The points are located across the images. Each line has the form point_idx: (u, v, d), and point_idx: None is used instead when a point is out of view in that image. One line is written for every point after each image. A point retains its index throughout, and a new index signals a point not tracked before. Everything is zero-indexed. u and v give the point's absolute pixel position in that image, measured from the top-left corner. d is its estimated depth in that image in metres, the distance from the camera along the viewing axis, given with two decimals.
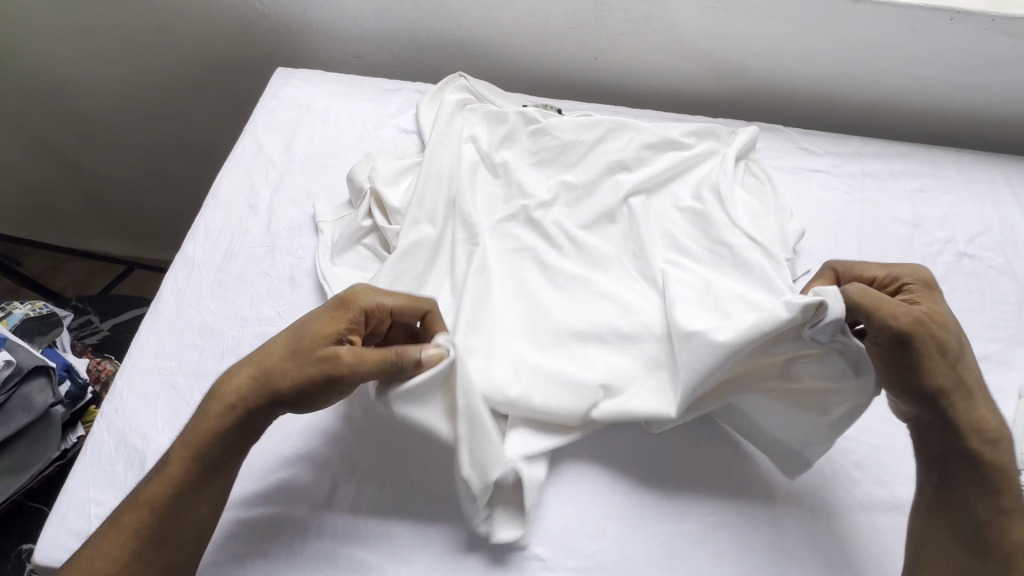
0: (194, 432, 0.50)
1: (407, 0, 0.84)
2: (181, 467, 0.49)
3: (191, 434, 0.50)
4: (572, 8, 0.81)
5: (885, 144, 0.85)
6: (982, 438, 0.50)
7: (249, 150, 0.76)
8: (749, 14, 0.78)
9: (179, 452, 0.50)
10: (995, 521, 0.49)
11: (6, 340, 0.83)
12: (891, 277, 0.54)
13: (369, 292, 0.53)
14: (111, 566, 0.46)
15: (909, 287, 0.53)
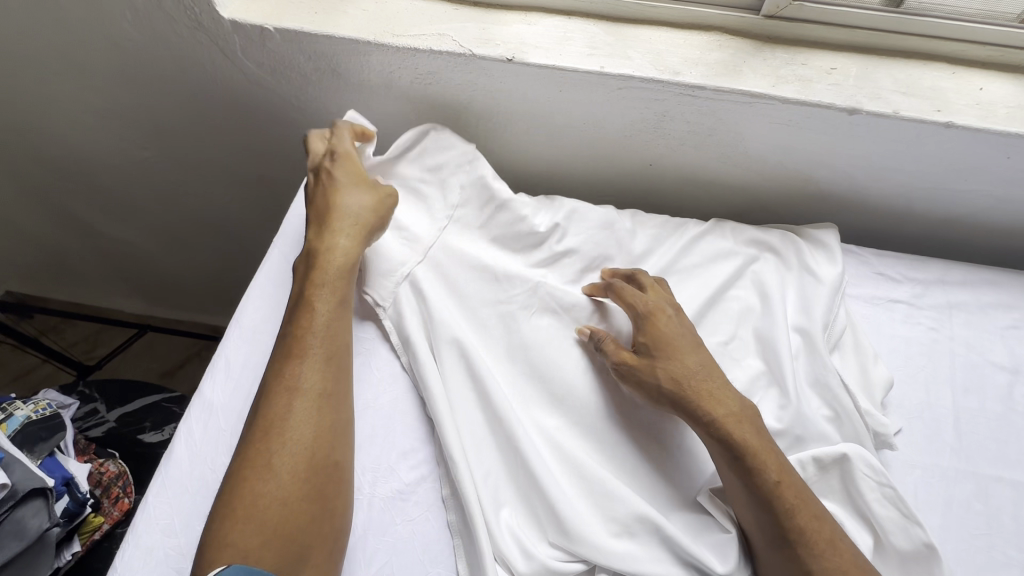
0: (297, 400, 0.53)
1: (451, 103, 0.79)
2: (301, 414, 0.52)
3: (287, 400, 0.53)
4: (630, 118, 0.75)
5: (971, 269, 0.77)
6: (806, 513, 0.50)
7: (278, 268, 0.70)
8: (826, 133, 0.71)
9: (293, 421, 0.52)
10: None
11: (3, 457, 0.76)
12: (626, 303, 0.63)
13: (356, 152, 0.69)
14: (255, 508, 0.48)
15: (640, 308, 0.62)
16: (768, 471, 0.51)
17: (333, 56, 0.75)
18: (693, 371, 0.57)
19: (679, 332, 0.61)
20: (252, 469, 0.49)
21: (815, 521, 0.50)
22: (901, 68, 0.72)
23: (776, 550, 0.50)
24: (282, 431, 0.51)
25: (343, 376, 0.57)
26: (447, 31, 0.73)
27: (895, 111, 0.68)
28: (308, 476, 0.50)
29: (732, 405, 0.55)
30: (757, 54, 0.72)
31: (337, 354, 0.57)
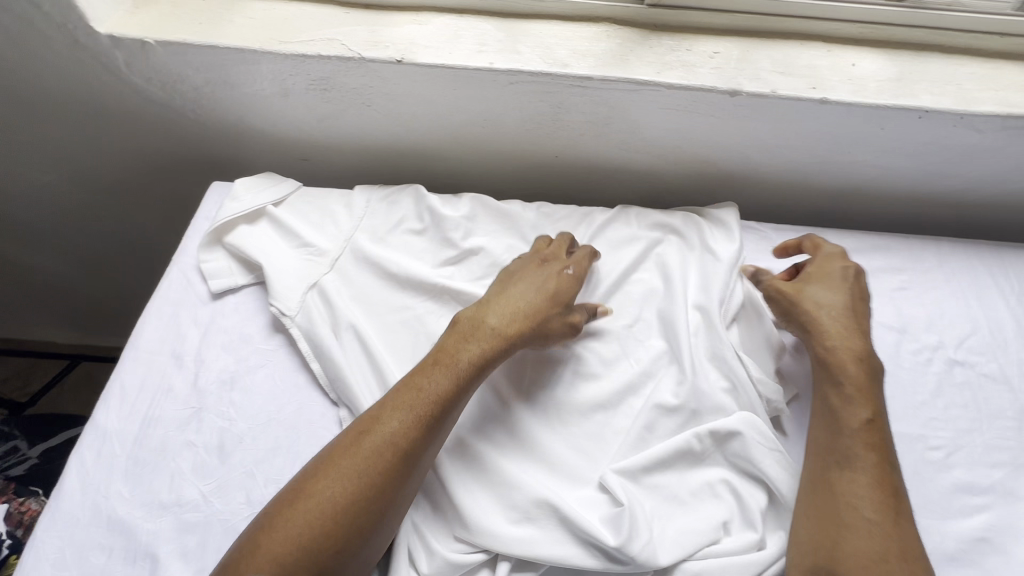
0: (367, 444, 0.52)
1: (351, 107, 0.78)
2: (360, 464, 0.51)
3: (353, 446, 0.52)
4: (528, 112, 0.76)
5: (862, 236, 0.81)
6: (880, 453, 0.56)
7: (177, 286, 0.69)
8: (714, 115, 0.74)
9: (346, 468, 0.51)
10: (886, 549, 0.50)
11: None
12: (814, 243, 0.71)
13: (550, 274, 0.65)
14: (297, 535, 0.48)
15: (822, 251, 0.70)
16: (863, 411, 0.58)
17: (221, 66, 0.73)
18: (818, 303, 0.64)
19: (851, 274, 0.67)
20: (289, 508, 0.49)
21: (876, 454, 0.56)
22: (779, 50, 0.75)
23: (819, 477, 0.56)
24: (333, 475, 0.50)
25: (436, 441, 0.54)
26: (336, 36, 0.73)
27: (773, 91, 0.70)
28: (352, 524, 0.49)
29: (857, 340, 0.62)
30: (643, 42, 0.74)
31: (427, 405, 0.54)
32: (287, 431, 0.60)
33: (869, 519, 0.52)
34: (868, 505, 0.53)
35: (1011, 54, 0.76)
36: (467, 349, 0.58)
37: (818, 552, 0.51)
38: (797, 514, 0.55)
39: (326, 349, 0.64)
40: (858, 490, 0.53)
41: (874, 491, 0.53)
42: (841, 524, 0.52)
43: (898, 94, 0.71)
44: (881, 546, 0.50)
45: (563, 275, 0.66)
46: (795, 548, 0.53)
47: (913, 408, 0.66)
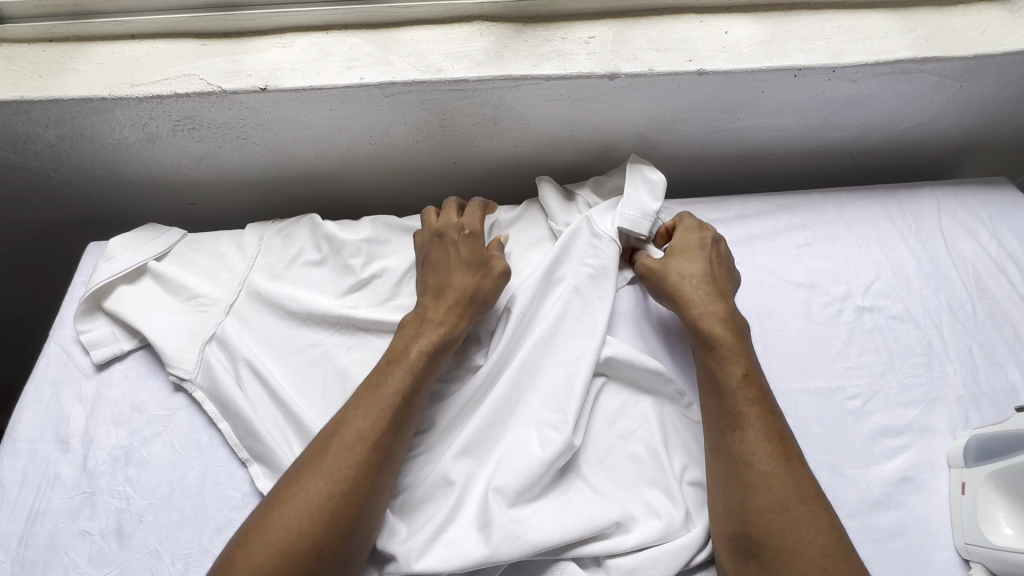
0: (335, 445, 0.50)
1: (226, 143, 0.74)
2: (332, 463, 0.49)
3: (323, 449, 0.50)
4: (414, 121, 0.74)
5: (765, 198, 0.82)
6: (755, 404, 0.55)
7: (55, 362, 0.63)
8: (599, 100, 0.73)
9: (323, 471, 0.49)
10: (783, 495, 0.50)
11: None
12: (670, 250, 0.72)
13: (456, 248, 0.65)
14: (272, 551, 0.45)
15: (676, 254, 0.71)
16: (739, 366, 0.57)
17: (71, 119, 0.68)
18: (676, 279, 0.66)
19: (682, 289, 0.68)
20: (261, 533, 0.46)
21: (752, 403, 0.55)
22: (653, 26, 0.74)
23: (715, 444, 0.55)
24: (310, 480, 0.49)
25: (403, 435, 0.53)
26: (193, 71, 0.68)
27: (650, 69, 0.70)
28: (326, 531, 0.47)
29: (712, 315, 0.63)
30: (517, 36, 0.73)
31: (390, 399, 0.53)
32: (191, 501, 0.56)
33: (762, 471, 0.51)
34: (763, 457, 0.52)
35: (874, 2, 0.78)
36: (420, 339, 0.58)
37: (734, 517, 0.51)
38: (711, 487, 0.54)
39: (224, 403, 0.60)
40: (751, 447, 0.52)
41: (760, 444, 0.52)
42: (743, 484, 0.51)
43: (771, 56, 0.72)
44: (782, 497, 0.50)
45: (462, 239, 0.65)
46: (716, 521, 0.52)
47: (828, 361, 0.67)
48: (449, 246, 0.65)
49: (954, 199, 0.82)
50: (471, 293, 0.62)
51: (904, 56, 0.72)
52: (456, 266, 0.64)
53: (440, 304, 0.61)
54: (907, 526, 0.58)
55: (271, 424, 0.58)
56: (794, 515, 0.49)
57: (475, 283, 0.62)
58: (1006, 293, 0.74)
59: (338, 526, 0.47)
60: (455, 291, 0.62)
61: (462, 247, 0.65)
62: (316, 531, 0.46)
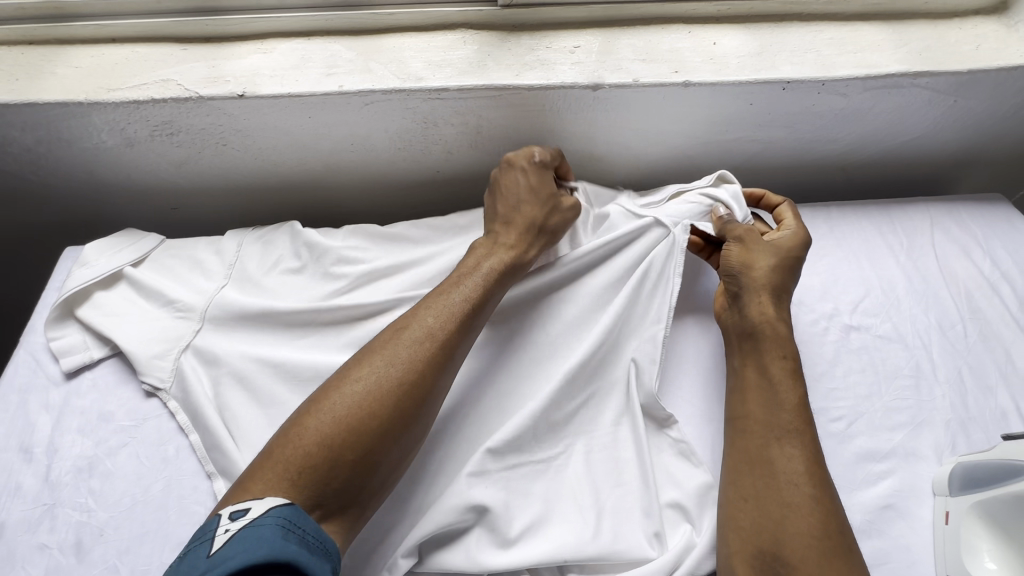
0: (406, 337, 0.53)
1: (206, 148, 0.73)
2: (403, 355, 0.51)
3: (393, 338, 0.53)
4: (395, 129, 0.73)
5: None
6: (804, 428, 0.53)
7: (24, 370, 0.63)
8: (583, 110, 0.72)
9: (392, 357, 0.51)
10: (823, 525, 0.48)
11: None
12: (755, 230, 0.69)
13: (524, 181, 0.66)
14: (336, 424, 0.47)
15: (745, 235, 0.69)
16: (795, 390, 0.55)
17: (49, 123, 0.67)
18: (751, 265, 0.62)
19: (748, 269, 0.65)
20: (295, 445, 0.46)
21: (806, 426, 0.53)
22: (640, 37, 0.73)
23: (759, 456, 0.52)
24: (381, 364, 0.51)
25: (445, 373, 0.52)
26: (171, 76, 0.68)
27: (635, 79, 0.69)
28: (387, 421, 0.48)
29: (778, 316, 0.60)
30: (501, 45, 0.72)
31: (461, 306, 0.55)
32: (152, 516, 0.55)
33: (807, 491, 0.50)
34: (804, 481, 0.50)
35: (866, 14, 0.76)
36: (489, 257, 0.60)
37: (761, 531, 0.49)
38: (732, 499, 0.52)
39: (194, 416, 0.59)
40: (795, 468, 0.51)
41: (804, 469, 0.51)
42: (783, 503, 0.49)
43: (759, 68, 0.71)
44: (823, 524, 0.48)
45: (530, 167, 0.67)
46: (734, 536, 0.50)
47: (812, 381, 0.66)
48: (516, 176, 0.66)
49: (948, 215, 0.80)
50: (539, 224, 0.64)
51: (895, 70, 0.71)
52: (524, 197, 0.65)
53: (508, 229, 0.63)
54: (888, 555, 0.56)
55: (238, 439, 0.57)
56: (834, 543, 0.47)
57: (542, 215, 0.64)
58: (998, 313, 0.72)
59: (399, 420, 0.49)
60: (520, 219, 0.63)
61: (528, 181, 0.66)
62: (382, 419, 0.48)
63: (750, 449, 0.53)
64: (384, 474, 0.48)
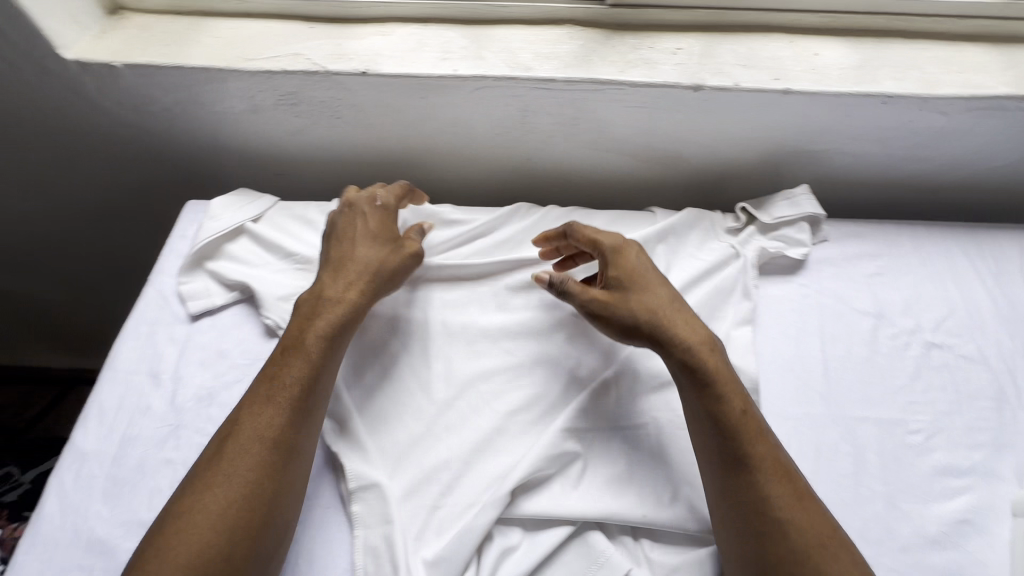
0: (294, 356, 0.58)
1: (321, 120, 0.79)
2: (291, 381, 0.56)
3: (281, 358, 0.58)
4: (497, 115, 0.76)
5: (837, 224, 0.81)
6: (773, 458, 0.53)
7: (153, 306, 0.69)
8: (680, 110, 0.74)
9: (275, 387, 0.55)
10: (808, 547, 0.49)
11: None
12: (593, 240, 0.67)
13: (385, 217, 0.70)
14: (247, 442, 0.52)
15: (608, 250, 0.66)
16: (739, 400, 0.56)
17: (189, 86, 0.74)
18: (663, 301, 0.62)
19: (643, 268, 0.65)
20: (211, 496, 0.49)
21: (763, 443, 0.54)
22: (742, 43, 0.75)
23: (728, 479, 0.53)
24: (250, 403, 0.55)
25: (309, 420, 0.55)
26: (301, 50, 0.73)
27: (736, 84, 0.71)
28: (271, 444, 0.52)
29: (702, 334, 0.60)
30: (605, 42, 0.75)
31: (292, 351, 0.59)
32: None
33: (777, 518, 0.50)
34: (780, 502, 0.51)
35: (973, 36, 0.76)
36: (342, 295, 0.62)
37: (750, 550, 0.50)
38: (722, 517, 0.53)
39: None
40: (773, 491, 0.51)
41: (783, 493, 0.51)
42: (764, 525, 0.50)
43: (861, 81, 0.71)
44: (801, 548, 0.49)
45: (372, 210, 0.70)
46: (730, 551, 0.52)
47: (892, 393, 0.66)
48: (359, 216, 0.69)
49: None
50: (387, 267, 0.65)
51: (1003, 92, 0.70)
52: (370, 245, 0.67)
53: (364, 274, 0.64)
54: (963, 568, 0.56)
55: (349, 385, 0.64)
56: (816, 563, 0.48)
57: (386, 259, 0.66)
58: None
59: (275, 446, 0.52)
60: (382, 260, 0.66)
61: (381, 223, 0.69)
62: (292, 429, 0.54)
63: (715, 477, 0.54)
64: (282, 487, 0.52)
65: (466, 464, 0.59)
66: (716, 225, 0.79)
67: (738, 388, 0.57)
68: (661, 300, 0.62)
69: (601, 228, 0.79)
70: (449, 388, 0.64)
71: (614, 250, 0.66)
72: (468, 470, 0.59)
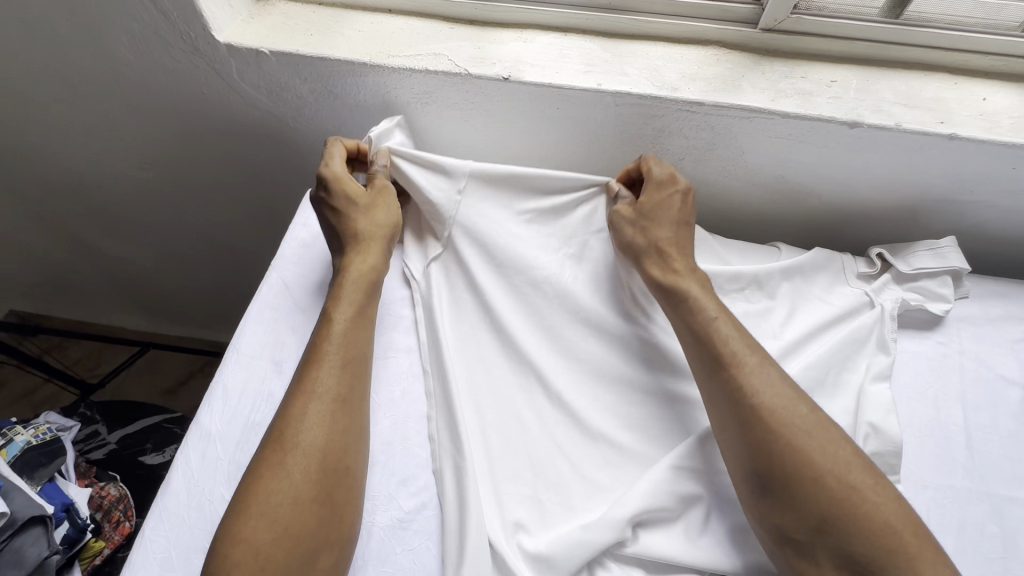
0: (331, 321, 0.59)
1: (448, 121, 0.78)
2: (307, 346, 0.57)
3: (325, 313, 0.60)
4: (630, 133, 0.74)
5: (978, 281, 0.76)
6: (788, 419, 0.51)
7: (276, 292, 0.70)
8: (827, 146, 0.70)
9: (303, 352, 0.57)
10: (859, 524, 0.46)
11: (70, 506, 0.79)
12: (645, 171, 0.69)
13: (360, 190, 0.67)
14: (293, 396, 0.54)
15: (653, 180, 0.68)
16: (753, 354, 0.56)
17: (328, 76, 0.74)
18: (665, 238, 0.65)
19: (674, 206, 0.67)
20: (280, 443, 0.51)
21: (784, 406, 0.52)
22: (902, 80, 0.71)
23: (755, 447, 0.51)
24: (305, 363, 0.56)
25: (325, 371, 0.55)
26: (442, 51, 0.72)
27: (897, 124, 0.66)
28: (320, 400, 0.53)
29: (698, 279, 0.63)
30: (755, 67, 0.72)
31: (328, 306, 0.60)
32: (382, 446, 0.60)
33: (822, 492, 0.48)
34: (816, 470, 0.49)
35: None
36: (365, 258, 0.64)
37: (803, 531, 0.48)
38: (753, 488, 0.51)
39: (430, 364, 0.64)
40: (795, 457, 0.49)
41: (806, 458, 0.49)
42: (801, 495, 0.48)
43: None
44: (852, 521, 0.47)
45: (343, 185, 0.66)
46: (771, 522, 0.50)
47: None
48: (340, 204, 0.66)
49: None
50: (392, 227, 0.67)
51: None
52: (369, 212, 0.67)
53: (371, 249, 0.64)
54: None
55: (461, 391, 0.62)
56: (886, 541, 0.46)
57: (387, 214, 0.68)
58: None
59: (315, 395, 0.53)
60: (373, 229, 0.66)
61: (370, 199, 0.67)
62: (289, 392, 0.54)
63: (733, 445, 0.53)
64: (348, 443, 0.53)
65: (569, 490, 0.58)
66: (847, 269, 0.75)
67: (756, 350, 0.57)
68: (682, 260, 0.64)
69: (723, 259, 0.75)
70: (557, 407, 0.63)
71: (658, 181, 0.68)
72: (569, 497, 0.57)
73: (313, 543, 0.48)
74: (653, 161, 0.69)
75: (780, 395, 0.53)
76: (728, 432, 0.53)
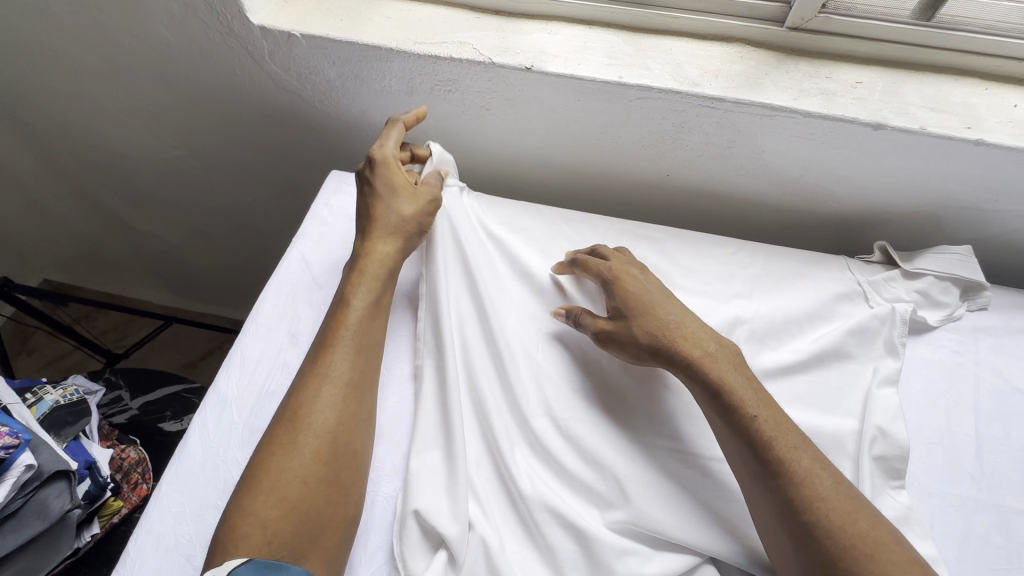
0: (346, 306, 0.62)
1: (470, 110, 0.79)
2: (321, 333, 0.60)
3: (335, 307, 0.62)
4: (649, 128, 0.75)
5: (999, 291, 0.75)
6: (822, 486, 0.49)
7: (295, 268, 0.72)
8: (849, 148, 0.70)
9: (319, 337, 0.60)
10: None
11: (92, 464, 0.82)
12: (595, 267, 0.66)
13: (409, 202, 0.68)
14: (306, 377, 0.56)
15: (612, 274, 0.65)
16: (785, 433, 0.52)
17: (356, 61, 0.76)
18: (666, 322, 0.60)
19: (646, 289, 0.64)
20: (294, 424, 0.53)
21: (813, 469, 0.50)
22: (930, 84, 0.70)
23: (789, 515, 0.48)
24: (319, 344, 0.59)
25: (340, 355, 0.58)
26: (467, 40, 0.74)
27: (922, 127, 0.66)
28: (331, 381, 0.56)
29: (725, 360, 0.57)
30: (779, 66, 0.71)
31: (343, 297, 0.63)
32: (389, 420, 0.62)
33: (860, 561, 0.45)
34: (854, 540, 0.46)
35: None
36: (381, 252, 0.66)
37: None
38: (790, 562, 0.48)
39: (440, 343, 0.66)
40: (832, 526, 0.47)
41: (842, 524, 0.47)
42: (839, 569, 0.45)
43: None
44: None
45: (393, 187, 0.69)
46: None
47: None
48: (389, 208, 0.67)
49: None
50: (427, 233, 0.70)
51: None
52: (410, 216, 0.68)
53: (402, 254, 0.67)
54: None
55: (464, 366, 0.64)
56: None
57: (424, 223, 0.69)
58: None
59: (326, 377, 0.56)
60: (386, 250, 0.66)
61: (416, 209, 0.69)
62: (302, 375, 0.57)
63: (765, 513, 0.50)
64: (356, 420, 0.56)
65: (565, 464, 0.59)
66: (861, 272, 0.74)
67: (795, 438, 0.52)
68: (703, 341, 0.59)
69: (736, 257, 0.75)
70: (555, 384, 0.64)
71: (614, 275, 0.65)
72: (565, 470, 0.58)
73: (317, 521, 0.50)
74: (594, 262, 0.67)
75: (815, 465, 0.50)
76: (759, 489, 0.51)
